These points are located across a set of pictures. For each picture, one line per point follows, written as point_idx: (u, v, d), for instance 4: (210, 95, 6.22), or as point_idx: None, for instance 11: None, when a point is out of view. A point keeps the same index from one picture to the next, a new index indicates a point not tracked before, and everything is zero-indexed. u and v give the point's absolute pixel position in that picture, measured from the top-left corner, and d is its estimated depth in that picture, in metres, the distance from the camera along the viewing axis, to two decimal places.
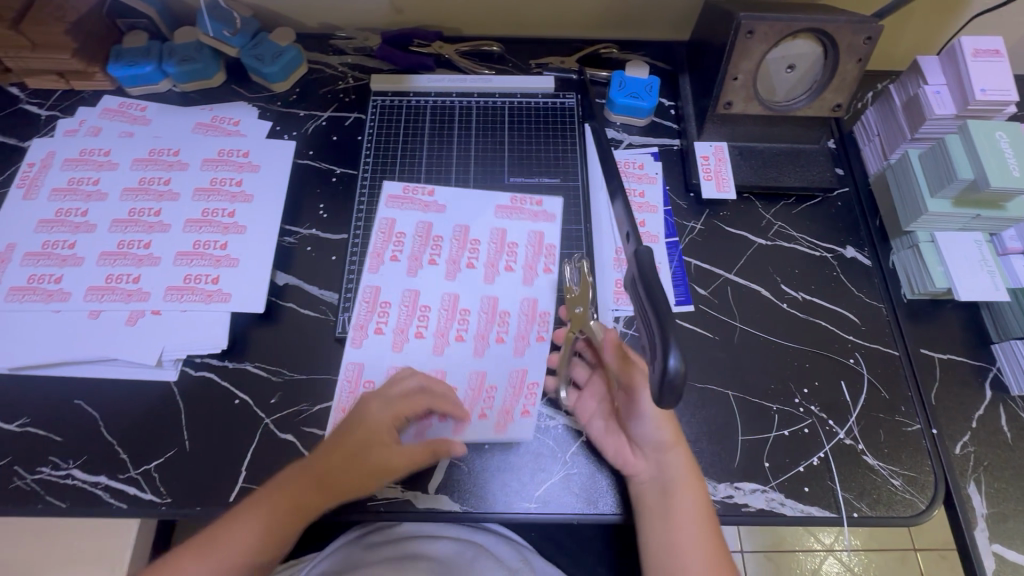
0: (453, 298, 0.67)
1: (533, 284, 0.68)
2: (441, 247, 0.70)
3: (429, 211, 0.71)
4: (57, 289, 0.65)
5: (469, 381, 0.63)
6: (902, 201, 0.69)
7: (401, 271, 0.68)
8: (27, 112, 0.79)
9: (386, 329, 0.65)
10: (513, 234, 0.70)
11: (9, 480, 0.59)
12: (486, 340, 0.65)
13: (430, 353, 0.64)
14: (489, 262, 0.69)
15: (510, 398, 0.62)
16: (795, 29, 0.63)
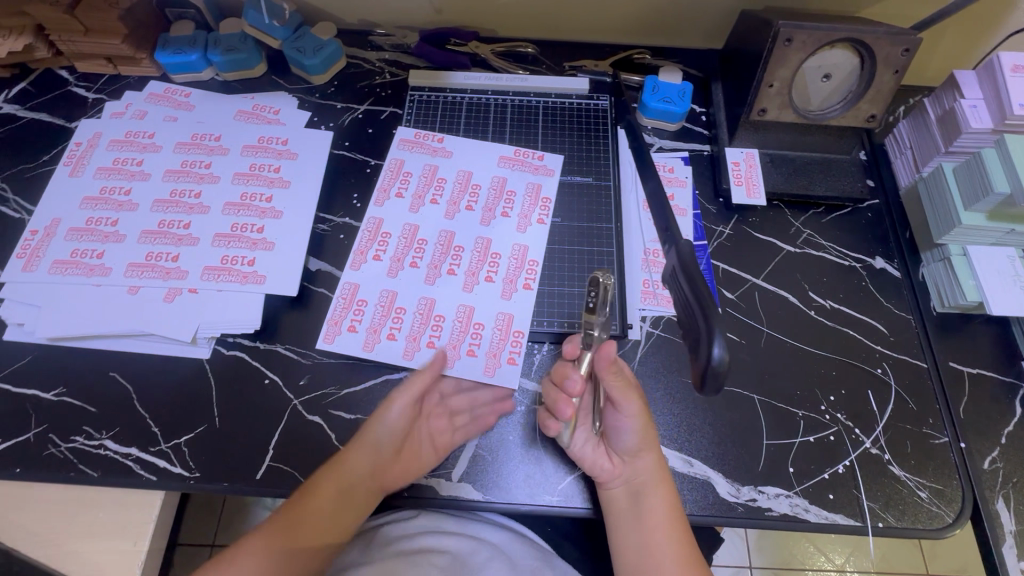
0: (450, 237, 0.70)
1: (510, 301, 0.66)
2: (443, 189, 0.73)
3: (437, 156, 0.75)
4: (98, 264, 0.67)
5: (457, 313, 0.66)
6: (935, 213, 0.69)
7: (404, 208, 0.72)
8: (75, 94, 0.81)
9: (380, 258, 0.69)
10: (521, 216, 0.71)
11: (44, 447, 0.60)
12: (475, 278, 0.67)
13: (423, 287, 0.67)
14: (487, 206, 0.72)
15: (496, 343, 0.64)
16: (833, 38, 0.64)
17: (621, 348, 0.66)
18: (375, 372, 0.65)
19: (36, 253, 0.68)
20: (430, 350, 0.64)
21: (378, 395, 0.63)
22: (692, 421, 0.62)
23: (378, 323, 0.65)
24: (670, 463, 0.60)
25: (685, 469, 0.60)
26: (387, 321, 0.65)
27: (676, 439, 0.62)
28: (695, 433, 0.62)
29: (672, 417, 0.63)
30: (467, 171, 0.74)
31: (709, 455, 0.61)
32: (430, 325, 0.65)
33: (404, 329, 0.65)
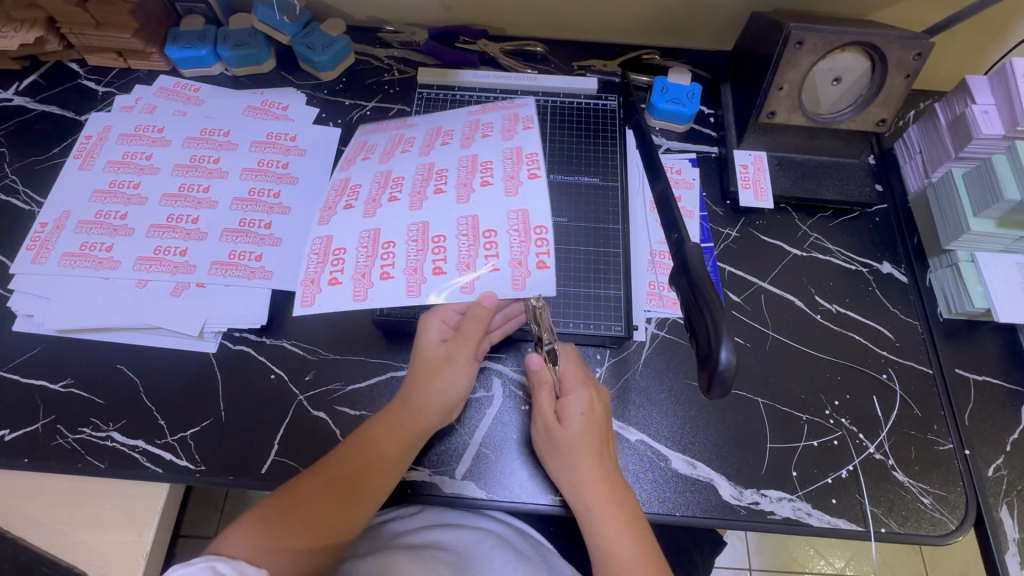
0: (433, 164, 0.61)
1: (518, 197, 0.57)
2: (415, 140, 0.65)
3: (403, 128, 0.68)
4: (107, 257, 0.67)
5: (460, 226, 0.56)
6: (943, 219, 0.69)
7: (372, 164, 0.63)
8: (85, 87, 0.82)
9: (351, 205, 0.59)
10: (504, 131, 0.64)
11: (52, 438, 0.61)
12: (469, 187, 0.58)
13: (411, 212, 0.57)
14: (466, 134, 0.64)
15: (518, 247, 0.54)
16: (844, 41, 0.64)
17: (625, 348, 0.66)
18: (381, 368, 0.65)
19: (46, 245, 0.68)
20: (439, 277, 0.54)
21: (383, 392, 0.64)
22: (695, 423, 0.62)
23: (364, 265, 0.55)
24: (673, 465, 0.60)
25: (688, 471, 0.60)
26: (380, 258, 0.56)
27: (679, 440, 0.62)
28: (698, 435, 0.62)
29: (676, 419, 0.63)
30: (438, 122, 0.67)
31: (713, 458, 0.61)
32: (431, 250, 0.55)
33: (400, 261, 0.55)
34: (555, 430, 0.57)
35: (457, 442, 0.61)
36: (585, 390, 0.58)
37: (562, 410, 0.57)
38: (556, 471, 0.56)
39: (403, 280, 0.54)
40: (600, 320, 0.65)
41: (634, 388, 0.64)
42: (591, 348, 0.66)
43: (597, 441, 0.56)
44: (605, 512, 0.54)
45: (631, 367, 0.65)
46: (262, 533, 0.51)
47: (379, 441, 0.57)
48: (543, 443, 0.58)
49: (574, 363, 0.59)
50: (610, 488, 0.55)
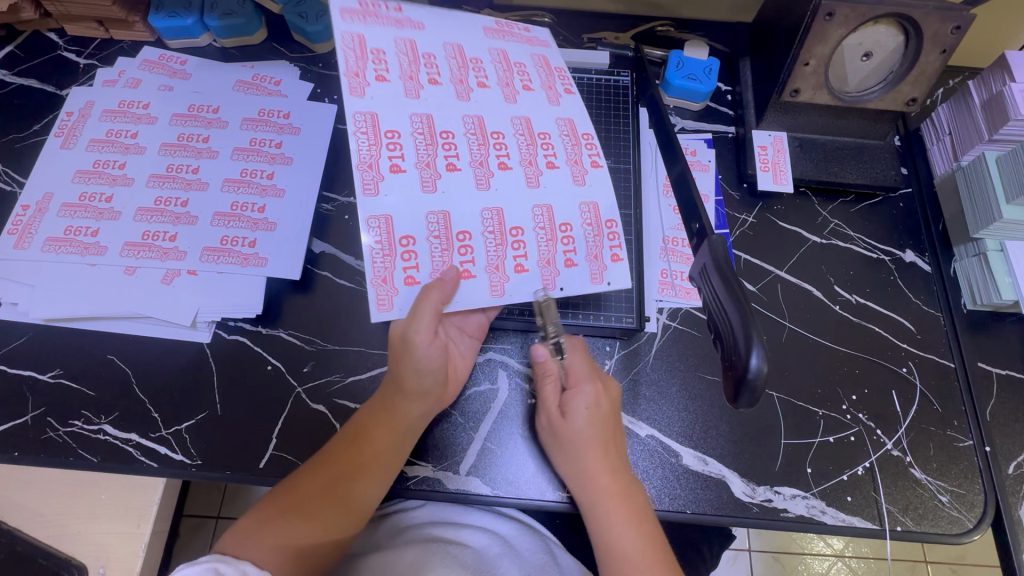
0: (485, 125, 0.55)
1: (586, 187, 0.56)
2: (438, 64, 0.55)
3: (407, 30, 0.56)
4: (92, 242, 0.64)
5: (536, 217, 0.54)
6: (974, 205, 0.65)
7: (399, 94, 0.53)
8: (65, 59, 0.77)
9: (407, 171, 0.51)
10: (545, 87, 0.58)
11: (42, 431, 0.58)
12: (537, 167, 0.55)
13: (481, 197, 0.53)
14: (505, 81, 0.57)
15: (592, 243, 0.55)
16: (878, 14, 0.59)
17: (638, 338, 0.64)
18: (381, 360, 0.63)
19: (28, 229, 0.65)
20: (522, 276, 0.53)
21: None
22: (709, 418, 0.60)
23: (441, 261, 0.52)
24: (684, 461, 0.59)
25: (700, 468, 0.58)
26: (456, 249, 0.52)
27: (691, 434, 0.60)
28: (711, 431, 0.60)
29: (689, 414, 0.61)
30: (461, 48, 0.57)
31: (725, 454, 0.59)
32: (510, 245, 0.53)
33: (480, 256, 0.53)
34: (557, 422, 0.56)
35: (461, 436, 0.59)
36: (591, 385, 0.56)
37: (567, 403, 0.55)
38: (562, 465, 0.56)
39: (486, 280, 0.52)
40: (610, 311, 0.62)
41: (645, 379, 0.62)
42: (600, 340, 0.64)
43: (603, 435, 0.55)
44: (609, 506, 0.53)
45: (642, 359, 0.63)
46: (261, 534, 0.51)
47: (373, 432, 0.54)
48: (548, 437, 0.57)
49: (583, 357, 0.57)
50: (618, 483, 0.54)
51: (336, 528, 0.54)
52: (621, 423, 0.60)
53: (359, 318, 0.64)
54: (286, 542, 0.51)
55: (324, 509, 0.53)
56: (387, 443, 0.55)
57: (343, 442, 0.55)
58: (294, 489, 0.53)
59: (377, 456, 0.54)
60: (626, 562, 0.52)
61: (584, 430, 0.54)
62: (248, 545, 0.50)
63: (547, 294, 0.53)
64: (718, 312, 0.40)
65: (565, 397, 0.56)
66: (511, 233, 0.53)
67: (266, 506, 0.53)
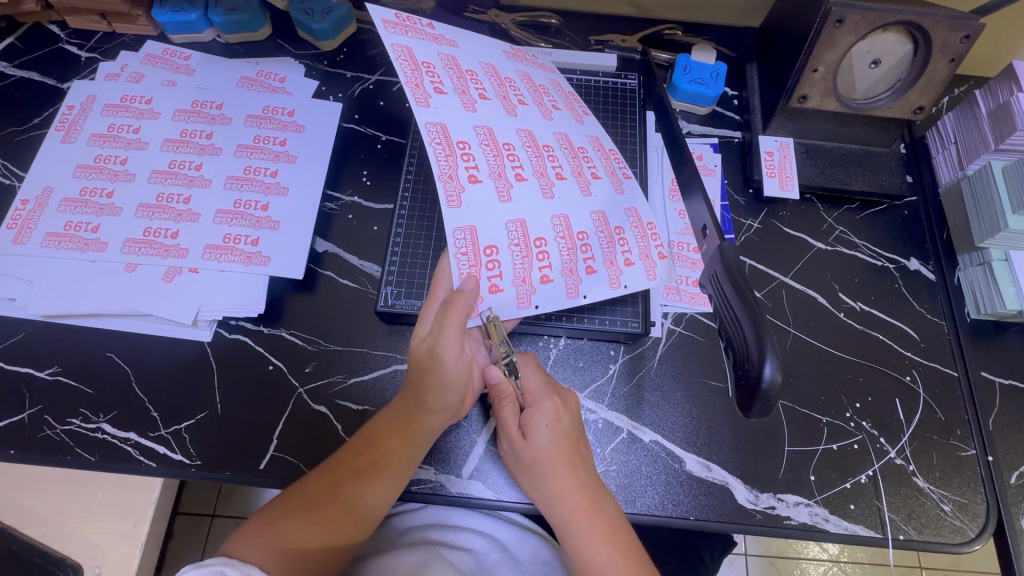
0: (538, 137, 0.59)
1: (626, 196, 0.60)
2: (482, 80, 0.58)
3: (444, 47, 0.58)
4: (93, 238, 0.63)
5: (595, 223, 0.57)
6: (979, 214, 0.65)
7: (458, 107, 0.55)
8: (66, 52, 0.76)
9: (481, 181, 0.53)
10: (569, 109, 0.64)
11: (39, 429, 0.58)
12: (585, 177, 0.59)
13: (548, 204, 0.56)
14: (542, 101, 0.62)
15: (642, 243, 0.58)
16: (888, 21, 0.58)
17: (640, 344, 0.64)
18: (384, 362, 0.62)
19: (27, 223, 0.64)
20: (592, 277, 0.56)
21: (387, 387, 0.61)
22: (712, 424, 0.60)
23: (523, 269, 0.54)
24: (687, 467, 0.58)
25: (702, 474, 0.58)
26: (536, 256, 0.54)
27: (693, 442, 0.59)
28: (714, 438, 0.60)
29: (692, 420, 0.60)
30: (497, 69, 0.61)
31: (728, 460, 0.59)
32: (579, 249, 0.56)
33: (554, 261, 0.55)
34: (519, 445, 0.53)
35: (463, 438, 0.59)
36: (550, 401, 0.55)
37: (528, 424, 0.53)
38: (529, 488, 0.54)
39: (564, 282, 0.54)
40: (615, 314, 0.61)
41: (648, 385, 0.62)
42: (605, 344, 0.64)
43: (567, 452, 0.53)
44: (583, 524, 0.52)
45: (646, 365, 0.63)
46: (269, 539, 0.50)
47: (385, 440, 0.54)
48: (512, 461, 0.55)
49: (534, 374, 0.57)
50: (588, 499, 0.53)
51: (345, 536, 0.53)
52: (624, 428, 0.60)
53: (361, 319, 0.64)
54: (294, 547, 0.50)
55: (330, 516, 0.52)
56: (400, 452, 0.54)
57: (354, 447, 0.54)
58: (302, 496, 0.53)
59: (387, 464, 0.54)
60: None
61: (551, 453, 0.52)
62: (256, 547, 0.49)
63: (492, 314, 0.52)
64: (733, 325, 0.40)
65: (525, 418, 0.54)
66: (575, 235, 0.56)
67: (274, 512, 0.52)
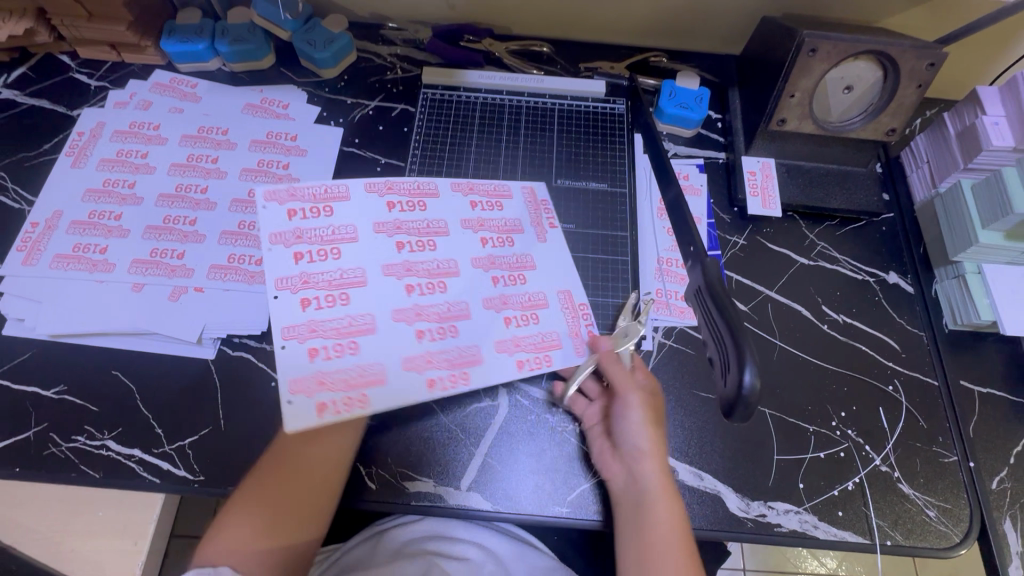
0: (454, 272, 0.63)
1: (468, 344, 0.60)
2: (484, 215, 0.67)
3: (472, 197, 0.67)
4: (101, 259, 0.65)
5: (385, 347, 0.58)
6: (952, 230, 0.69)
7: (448, 207, 0.66)
8: (76, 81, 0.79)
9: (357, 263, 0.60)
10: (537, 248, 0.67)
11: (45, 447, 0.59)
12: (461, 317, 0.61)
13: (399, 303, 0.60)
14: (511, 266, 0.65)
15: (441, 380, 0.57)
16: (858, 50, 0.63)
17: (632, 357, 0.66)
18: None
19: (36, 246, 0.66)
20: (388, 381, 0.56)
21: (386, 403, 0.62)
22: (703, 434, 0.62)
23: (321, 308, 0.57)
24: (680, 477, 0.60)
25: (695, 483, 0.60)
26: (323, 336, 0.57)
27: (685, 452, 0.61)
28: (705, 447, 0.61)
29: (684, 431, 0.62)
30: (506, 194, 0.69)
31: (719, 469, 0.60)
32: (354, 357, 0.56)
33: (326, 363, 0.56)
34: (631, 401, 0.56)
35: (462, 451, 0.61)
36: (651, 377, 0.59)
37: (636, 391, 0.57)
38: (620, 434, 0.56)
39: (348, 380, 0.56)
40: (605, 329, 0.65)
41: None
42: None
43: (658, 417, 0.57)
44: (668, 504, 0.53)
45: None
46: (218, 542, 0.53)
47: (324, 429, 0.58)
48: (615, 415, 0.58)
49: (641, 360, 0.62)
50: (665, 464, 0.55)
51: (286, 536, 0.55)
52: None
53: None
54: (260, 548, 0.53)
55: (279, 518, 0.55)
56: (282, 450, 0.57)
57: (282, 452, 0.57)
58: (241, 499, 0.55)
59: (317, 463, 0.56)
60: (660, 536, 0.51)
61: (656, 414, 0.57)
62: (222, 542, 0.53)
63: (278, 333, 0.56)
64: (717, 336, 0.42)
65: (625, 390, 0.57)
66: (373, 353, 0.57)
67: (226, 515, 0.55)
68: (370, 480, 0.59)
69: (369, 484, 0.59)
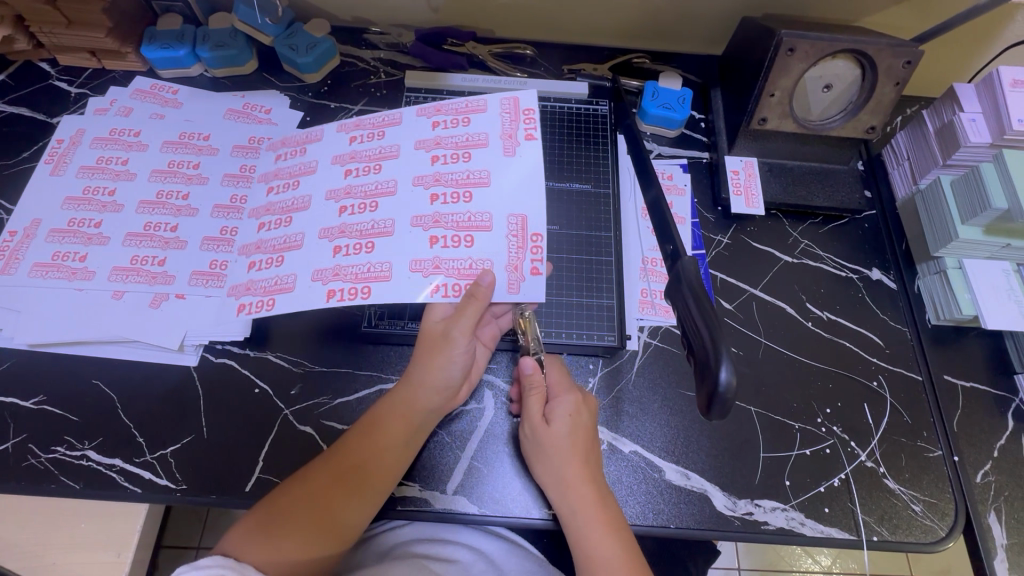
0: (391, 193, 0.60)
1: (394, 253, 0.57)
2: (455, 129, 0.62)
3: (432, 117, 0.63)
4: (80, 267, 0.64)
5: (302, 255, 0.59)
6: (932, 226, 0.69)
7: (412, 132, 0.63)
8: (56, 88, 0.78)
9: (303, 189, 0.63)
10: (506, 138, 0.61)
11: (23, 458, 0.58)
12: (417, 221, 0.58)
13: (322, 264, 0.58)
14: (457, 184, 0.59)
15: (350, 287, 0.56)
16: (836, 49, 0.63)
17: (618, 357, 0.66)
18: (370, 382, 0.63)
19: (15, 254, 0.65)
20: (298, 285, 0.57)
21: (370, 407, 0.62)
22: (689, 434, 0.62)
23: (265, 238, 0.62)
24: (667, 476, 0.60)
25: (681, 482, 0.60)
26: (254, 293, 0.59)
27: (672, 452, 0.61)
28: (692, 447, 0.61)
29: (670, 430, 0.62)
30: (479, 110, 0.63)
31: (706, 468, 0.60)
32: (274, 263, 0.60)
33: (258, 274, 0.60)
34: (541, 431, 0.56)
35: (448, 455, 0.60)
36: (571, 395, 0.58)
37: (551, 412, 0.57)
38: (542, 474, 0.56)
39: (258, 292, 0.59)
40: (591, 329, 0.64)
41: (628, 398, 0.64)
42: (584, 358, 0.66)
43: (583, 447, 0.56)
44: (587, 513, 0.54)
45: (624, 377, 0.65)
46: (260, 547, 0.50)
47: (387, 423, 0.55)
48: (531, 446, 0.57)
49: (559, 371, 0.60)
50: (596, 493, 0.55)
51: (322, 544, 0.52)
52: (604, 441, 0.61)
53: (344, 339, 0.65)
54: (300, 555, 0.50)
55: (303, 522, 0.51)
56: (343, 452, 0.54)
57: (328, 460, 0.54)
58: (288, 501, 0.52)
59: (384, 467, 0.54)
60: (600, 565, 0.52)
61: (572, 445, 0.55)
62: (275, 551, 0.49)
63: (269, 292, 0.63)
64: (692, 335, 0.42)
65: (548, 408, 0.57)
66: (294, 256, 0.59)
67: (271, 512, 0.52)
68: None
69: None
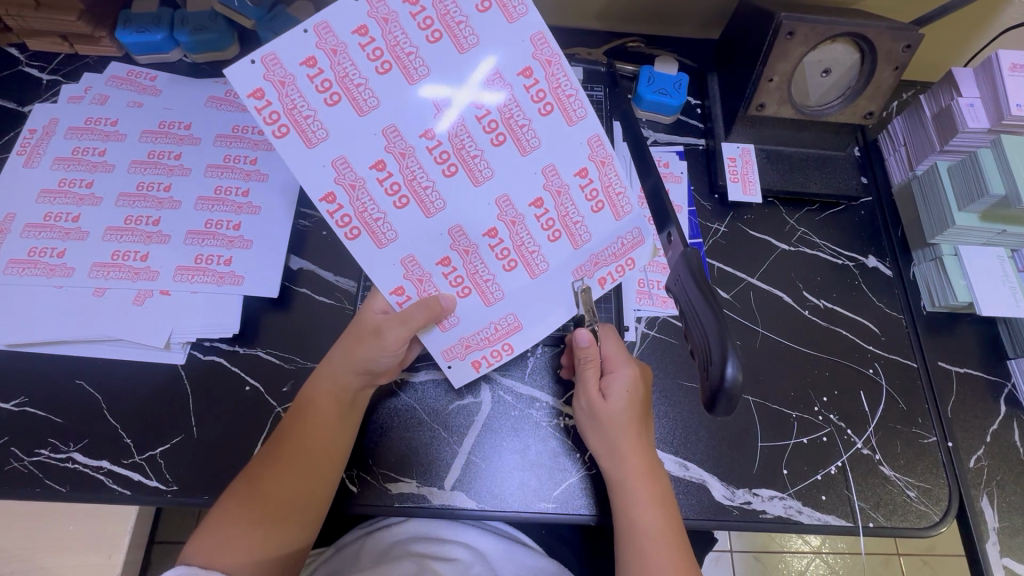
0: (473, 182, 0.51)
1: (398, 223, 0.51)
2: (551, 206, 0.52)
3: (552, 177, 0.51)
4: (59, 264, 0.62)
5: (320, 138, 0.48)
6: (928, 212, 0.69)
7: (534, 175, 0.51)
8: (27, 75, 0.75)
9: (432, 66, 0.48)
10: (591, 260, 0.55)
11: (6, 462, 0.56)
12: (453, 226, 0.52)
13: (331, 170, 0.48)
14: (519, 247, 0.53)
15: (340, 214, 0.49)
16: (836, 33, 0.62)
17: None
18: None
19: None
20: (299, 145, 0.48)
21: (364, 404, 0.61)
22: (687, 424, 0.62)
23: (333, 76, 0.47)
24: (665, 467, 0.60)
25: (680, 473, 0.60)
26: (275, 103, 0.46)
27: (671, 443, 0.61)
28: (690, 438, 0.61)
29: (668, 421, 0.62)
30: (618, 212, 0.53)
31: (706, 459, 0.60)
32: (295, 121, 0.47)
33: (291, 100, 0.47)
34: (597, 404, 0.56)
35: (444, 450, 0.59)
36: (630, 369, 0.57)
37: (608, 386, 0.56)
38: (595, 445, 0.56)
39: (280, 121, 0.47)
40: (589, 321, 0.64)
41: None
42: None
43: (640, 420, 0.56)
44: (639, 486, 0.53)
45: None
46: (210, 540, 0.49)
47: (316, 405, 0.54)
48: (587, 418, 0.57)
49: (616, 343, 0.58)
50: (646, 465, 0.54)
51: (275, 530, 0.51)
52: None
53: (336, 335, 0.64)
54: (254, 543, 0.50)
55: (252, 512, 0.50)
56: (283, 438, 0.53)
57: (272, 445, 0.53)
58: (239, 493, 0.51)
59: (318, 447, 0.53)
60: (647, 543, 0.51)
61: (627, 418, 0.54)
62: (225, 544, 0.49)
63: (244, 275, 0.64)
64: (696, 330, 0.41)
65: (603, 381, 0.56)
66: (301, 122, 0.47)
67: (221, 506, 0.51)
68: (350, 484, 0.57)
69: (349, 487, 0.57)
